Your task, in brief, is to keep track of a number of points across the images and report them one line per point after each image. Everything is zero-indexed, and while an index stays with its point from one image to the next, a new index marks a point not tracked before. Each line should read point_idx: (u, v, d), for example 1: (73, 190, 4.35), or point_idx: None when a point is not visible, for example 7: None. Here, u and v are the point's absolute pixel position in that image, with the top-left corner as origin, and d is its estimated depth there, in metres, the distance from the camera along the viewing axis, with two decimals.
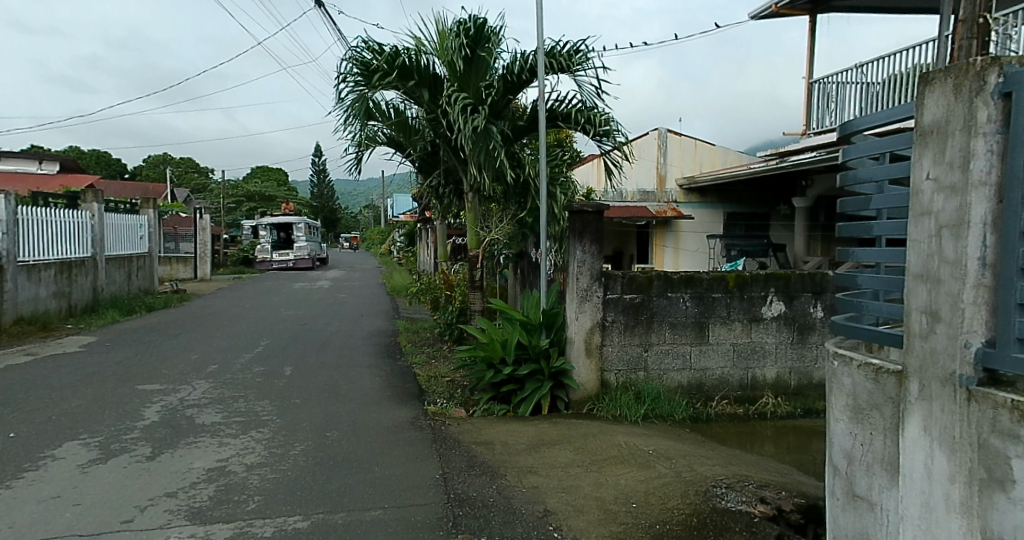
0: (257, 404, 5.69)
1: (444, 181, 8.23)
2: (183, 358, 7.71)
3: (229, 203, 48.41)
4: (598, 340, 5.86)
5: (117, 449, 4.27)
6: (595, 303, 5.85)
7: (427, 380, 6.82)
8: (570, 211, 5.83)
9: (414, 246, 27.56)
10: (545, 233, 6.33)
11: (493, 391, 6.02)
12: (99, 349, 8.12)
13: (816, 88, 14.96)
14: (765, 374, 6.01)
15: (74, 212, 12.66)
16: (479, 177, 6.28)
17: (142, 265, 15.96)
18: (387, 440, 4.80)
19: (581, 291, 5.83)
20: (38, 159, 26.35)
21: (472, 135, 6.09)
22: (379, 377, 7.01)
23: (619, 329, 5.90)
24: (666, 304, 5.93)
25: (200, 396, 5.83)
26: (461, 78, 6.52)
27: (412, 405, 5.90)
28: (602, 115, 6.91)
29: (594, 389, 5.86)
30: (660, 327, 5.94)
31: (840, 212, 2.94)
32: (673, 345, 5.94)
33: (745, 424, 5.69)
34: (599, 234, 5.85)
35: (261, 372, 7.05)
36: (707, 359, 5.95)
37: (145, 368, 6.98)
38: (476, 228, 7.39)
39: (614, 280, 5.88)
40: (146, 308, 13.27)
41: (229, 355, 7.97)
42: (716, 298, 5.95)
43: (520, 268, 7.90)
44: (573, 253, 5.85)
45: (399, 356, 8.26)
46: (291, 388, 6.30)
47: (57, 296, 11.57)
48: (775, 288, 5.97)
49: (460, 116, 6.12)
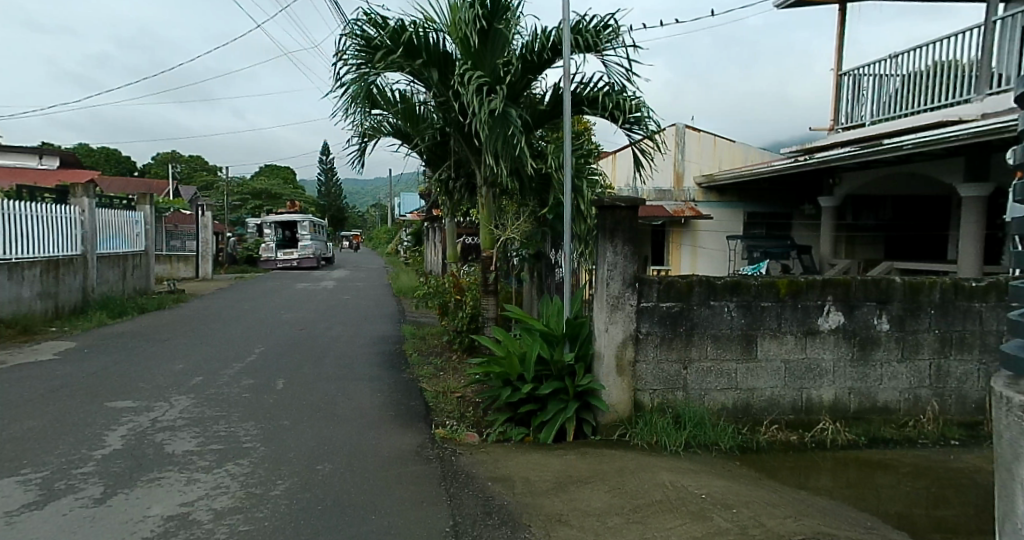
0: (239, 426, 4.97)
1: (455, 174, 7.55)
2: (168, 368, 7.03)
3: (234, 200, 47.83)
4: (630, 355, 5.14)
5: (61, 489, 3.57)
6: (628, 312, 5.14)
7: (435, 397, 6.13)
8: (599, 207, 5.14)
9: (421, 245, 26.84)
10: (569, 231, 5.55)
11: (510, 411, 5.35)
12: (77, 357, 7.44)
13: (845, 80, 14.16)
14: (822, 395, 5.19)
15: (63, 207, 12.02)
16: (496, 169, 5.50)
17: (137, 264, 15.32)
18: (387, 475, 4.07)
19: (612, 299, 5.11)
20: (38, 155, 25.69)
21: (488, 120, 5.31)
22: (382, 392, 6.29)
23: (654, 343, 5.17)
24: (707, 313, 5.19)
25: (175, 417, 5.12)
26: (475, 55, 5.76)
27: (417, 428, 5.19)
28: (632, 100, 6.16)
29: (627, 413, 5.12)
30: (701, 340, 5.19)
31: (1007, 201, 2.16)
32: (716, 361, 5.19)
33: (801, 454, 4.88)
34: (633, 232, 5.13)
35: (249, 386, 6.34)
36: (755, 379, 5.18)
37: (122, 380, 6.30)
38: (489, 227, 6.74)
39: (650, 286, 5.15)
40: (139, 310, 12.61)
41: (219, 365, 7.27)
42: (765, 308, 5.18)
43: (538, 270, 7.16)
44: (603, 255, 5.14)
45: (404, 368, 7.51)
46: (280, 407, 5.58)
47: (42, 297, 10.92)
48: (834, 295, 5.17)
49: (474, 97, 5.34)
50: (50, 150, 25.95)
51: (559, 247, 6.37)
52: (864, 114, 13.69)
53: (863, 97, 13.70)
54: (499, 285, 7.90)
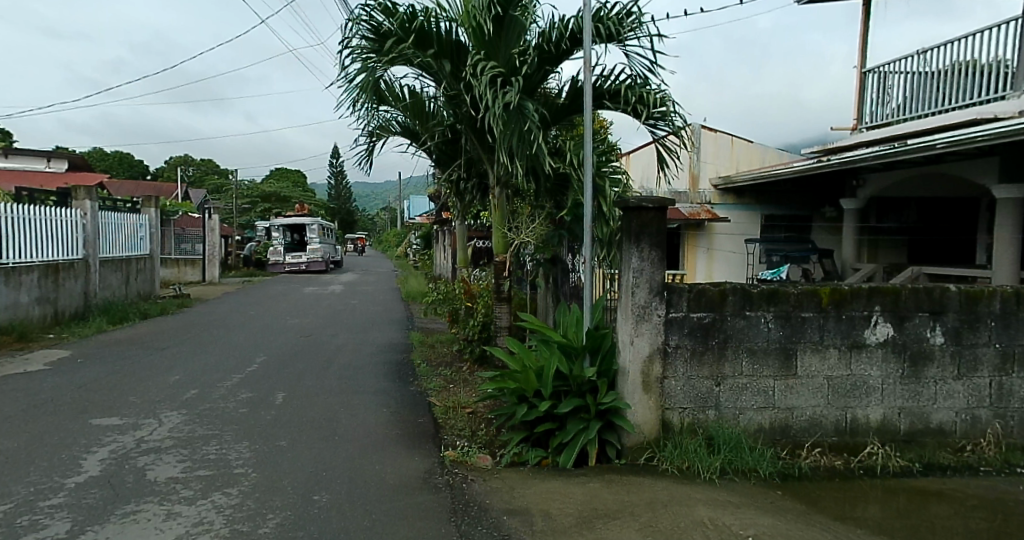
0: (231, 448, 4.57)
1: (465, 174, 7.16)
2: (163, 379, 6.66)
3: (243, 204, 47.67)
4: (658, 370, 4.70)
5: (23, 527, 3.17)
6: (655, 323, 4.71)
7: (444, 413, 5.73)
8: (625, 208, 4.73)
9: (430, 248, 26.46)
10: (590, 236, 5.11)
11: (526, 431, 4.95)
12: (69, 368, 7.09)
13: (869, 77, 13.68)
14: (869, 415, 4.72)
15: (63, 209, 11.65)
16: (511, 168, 5.07)
17: (141, 268, 15.02)
18: (391, 508, 3.65)
19: (638, 309, 4.69)
20: (45, 158, 25.45)
21: (502, 114, 4.88)
22: (387, 407, 5.90)
23: (683, 357, 4.73)
24: (742, 325, 4.74)
25: (163, 437, 4.72)
26: (489, 45, 5.33)
27: (425, 450, 4.78)
28: (657, 93, 5.74)
29: (654, 435, 4.68)
30: (734, 355, 4.74)
31: None
32: (751, 377, 4.74)
33: (850, 482, 4.39)
34: (660, 236, 4.71)
35: (247, 400, 5.95)
36: (795, 397, 4.71)
37: (112, 393, 5.92)
38: (502, 230, 6.41)
39: (679, 294, 4.72)
40: (141, 315, 12.29)
41: (217, 376, 6.89)
42: (806, 319, 4.71)
43: (554, 275, 6.74)
44: (629, 261, 4.73)
45: (411, 379, 7.11)
46: (278, 425, 5.18)
47: (41, 303, 10.59)
48: (882, 305, 4.71)
49: (488, 90, 4.92)
50: (57, 152, 25.73)
51: (578, 252, 5.94)
52: (890, 112, 13.20)
53: (889, 94, 13.21)
54: (512, 291, 7.49)
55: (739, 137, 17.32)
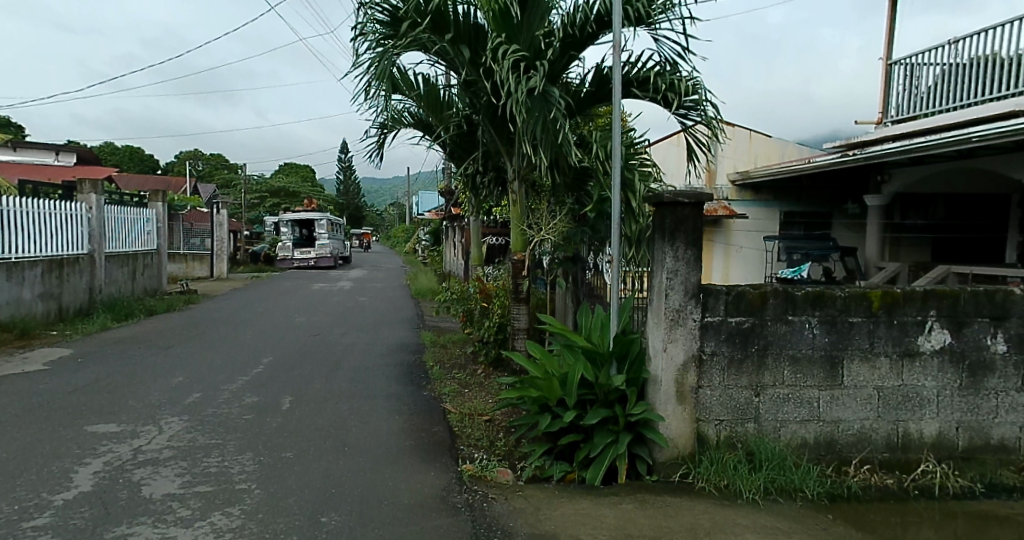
0: (233, 460, 4.26)
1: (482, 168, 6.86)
2: (165, 381, 6.36)
3: (252, 199, 47.45)
4: (693, 379, 4.36)
5: None
6: (690, 328, 4.37)
7: (460, 420, 5.43)
8: (658, 203, 4.39)
9: (440, 244, 26.12)
10: (617, 232, 4.77)
11: (549, 443, 4.64)
12: (68, 368, 6.81)
13: (896, 69, 13.23)
14: (923, 430, 4.35)
15: (66, 203, 11.33)
16: (534, 159, 4.74)
17: (148, 263, 14.77)
18: (406, 532, 3.33)
19: (672, 313, 4.36)
20: (54, 151, 25.27)
21: (525, 101, 4.55)
22: (400, 414, 5.59)
23: (719, 365, 4.38)
24: (784, 330, 4.38)
25: (162, 447, 4.42)
26: (511, 27, 4.98)
27: (441, 463, 4.47)
28: (688, 80, 5.39)
29: (688, 449, 4.34)
30: (776, 363, 4.38)
31: None
32: (794, 387, 4.37)
33: (903, 503, 4.03)
34: (696, 234, 4.37)
35: (252, 405, 5.65)
36: (842, 409, 4.35)
37: (112, 397, 5.63)
38: (521, 227, 6.06)
39: (716, 297, 4.38)
40: (147, 312, 12.02)
41: (222, 378, 6.60)
42: (854, 324, 4.35)
43: (575, 274, 6.43)
44: (662, 261, 4.41)
45: (424, 383, 6.81)
46: (285, 434, 4.88)
47: (44, 299, 10.33)
48: (938, 310, 4.33)
49: (510, 75, 4.59)
50: (66, 145, 25.55)
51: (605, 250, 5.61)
52: (918, 105, 12.75)
53: (917, 87, 12.76)
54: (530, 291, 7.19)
55: (758, 132, 16.91)
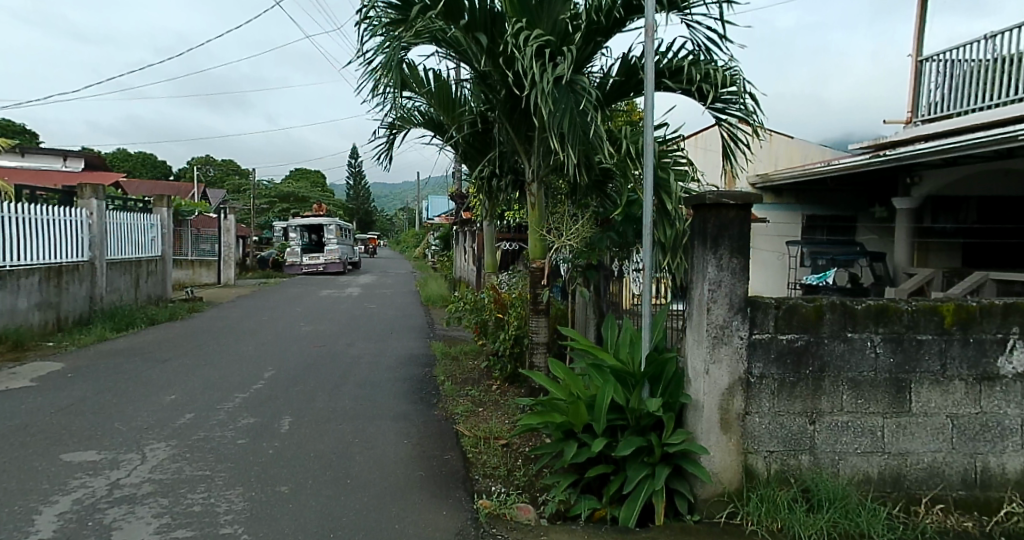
0: (220, 496, 3.79)
1: (498, 170, 6.40)
2: (158, 400, 5.93)
3: (261, 204, 47.22)
4: (739, 405, 3.85)
5: None
6: (736, 348, 3.87)
7: (474, 445, 4.96)
8: (700, 205, 3.90)
9: (450, 250, 25.68)
10: (648, 240, 4.28)
11: (576, 474, 4.15)
12: (57, 384, 6.39)
13: (926, 67, 12.66)
14: (1005, 464, 3.84)
15: (65, 209, 10.94)
16: (561, 156, 4.29)
17: (152, 270, 14.40)
18: None
19: (715, 329, 3.86)
20: (62, 156, 24.99)
21: (551, 91, 4.12)
22: (408, 439, 5.13)
23: (768, 389, 3.87)
24: (843, 349, 3.86)
25: (144, 480, 3.97)
26: (531, 11, 4.52)
27: (454, 499, 3.99)
28: (725, 70, 4.92)
29: (735, 485, 3.83)
30: (834, 387, 3.86)
31: None
32: (854, 414, 3.85)
33: None
34: (742, 241, 3.87)
35: (249, 427, 5.20)
36: (911, 440, 3.82)
37: (97, 418, 5.20)
38: (540, 231, 5.72)
39: (764, 311, 3.88)
40: (149, 321, 11.63)
41: (218, 397, 6.14)
42: (922, 343, 3.81)
43: (599, 283, 5.95)
44: (703, 271, 3.91)
45: (435, 400, 6.36)
46: (280, 464, 4.42)
47: (42, 308, 9.94)
48: (1019, 325, 3.83)
49: (534, 63, 4.16)
50: (74, 151, 25.33)
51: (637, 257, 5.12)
52: (950, 104, 12.17)
53: (948, 84, 12.19)
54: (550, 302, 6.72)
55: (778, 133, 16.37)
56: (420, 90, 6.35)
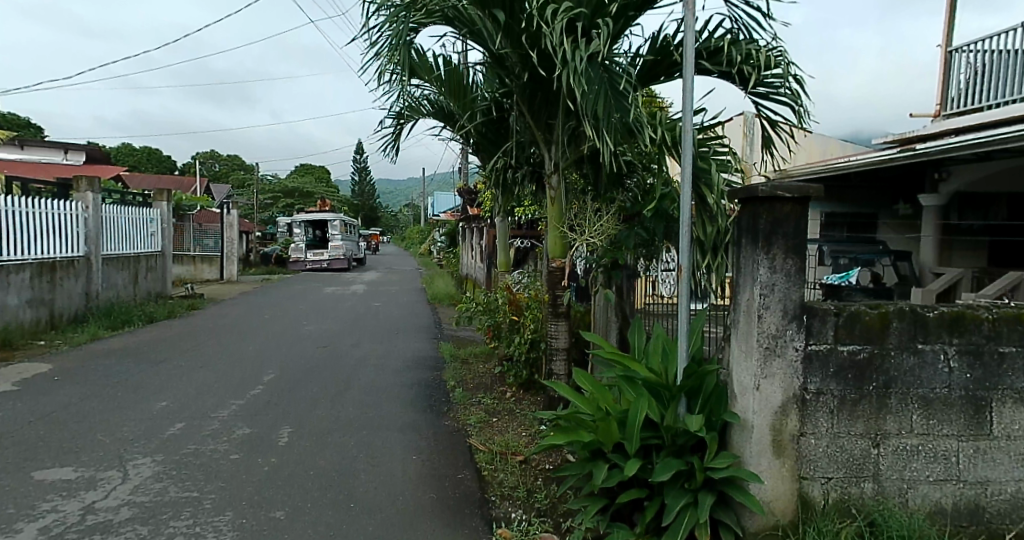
0: (207, 523, 3.36)
1: (514, 163, 5.94)
2: (148, 407, 5.51)
3: (266, 199, 46.83)
4: (794, 426, 3.40)
5: None
6: (790, 361, 3.41)
7: (490, 462, 4.53)
8: (751, 198, 3.43)
9: (456, 247, 25.21)
10: (687, 240, 3.81)
11: (606, 500, 3.72)
12: (41, 388, 5.97)
13: (956, 58, 12.14)
14: None
15: (60, 202, 10.57)
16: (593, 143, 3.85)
17: (151, 266, 14.01)
18: None
19: (767, 340, 3.41)
20: (63, 150, 24.65)
21: (584, 71, 3.82)
22: (417, 453, 4.71)
23: (827, 408, 3.42)
24: (912, 363, 3.41)
25: (122, 503, 3.54)
26: None
27: (470, 528, 3.55)
28: (770, 51, 4.45)
29: (790, 517, 3.41)
30: (901, 406, 3.41)
31: None
32: (925, 437, 3.41)
33: None
34: (798, 239, 3.41)
35: (243, 439, 4.78)
36: (991, 467, 3.41)
37: (79, 428, 4.78)
38: (561, 228, 5.30)
39: (823, 319, 3.42)
40: (146, 319, 11.23)
41: (212, 403, 5.72)
42: (1004, 356, 3.39)
43: (623, 284, 5.52)
44: (753, 273, 3.46)
45: (445, 409, 5.94)
46: (276, 483, 3.98)
47: (34, 305, 9.55)
48: None
49: (564, 40, 3.80)
50: (76, 145, 25.02)
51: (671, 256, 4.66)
52: (979, 97, 11.64)
53: (978, 76, 11.67)
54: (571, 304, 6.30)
55: None
56: (430, 78, 5.95)
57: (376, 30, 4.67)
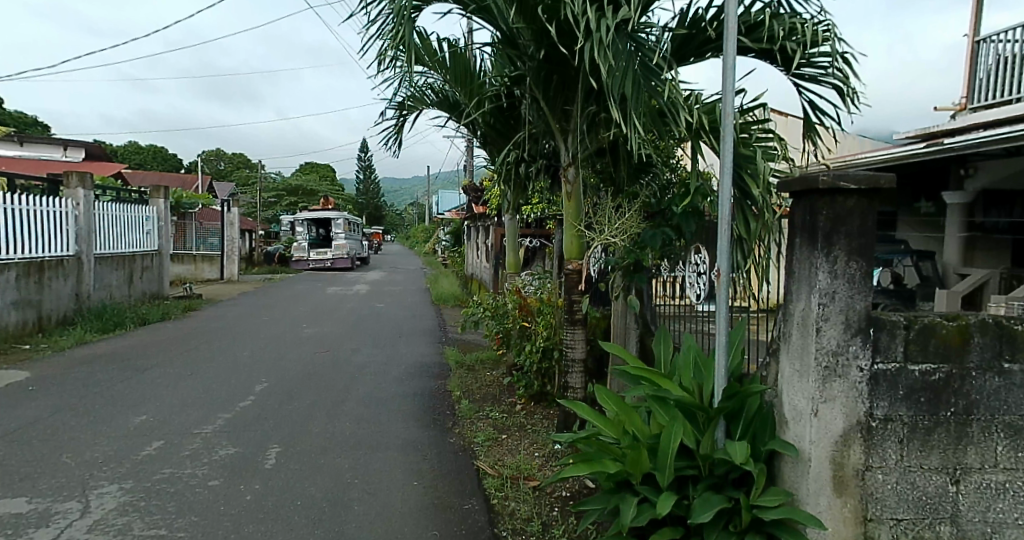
0: None
1: (527, 156, 5.46)
2: (126, 422, 5.04)
3: (269, 197, 46.43)
4: (858, 458, 2.90)
5: None
6: (853, 382, 2.91)
7: (500, 489, 4.04)
8: (809, 190, 2.94)
9: (462, 245, 24.70)
10: (727, 240, 3.34)
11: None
12: (12, 399, 5.52)
13: (983, 48, 11.59)
14: None
15: (50, 199, 10.15)
16: (621, 127, 3.40)
17: (147, 266, 13.58)
18: None
19: (828, 358, 2.91)
20: (62, 146, 24.28)
21: (611, 44, 3.35)
22: (418, 478, 4.22)
23: (897, 438, 2.90)
24: (997, 385, 2.91)
25: None
26: None
27: None
28: (817, 25, 3.98)
29: None
30: (984, 435, 2.91)
31: None
32: (1012, 472, 2.91)
33: None
34: (863, 239, 2.91)
35: (225, 461, 4.30)
36: None
37: (45, 449, 4.31)
38: (577, 227, 4.83)
39: (893, 333, 2.91)
40: (139, 321, 10.78)
41: (196, 418, 5.25)
42: None
43: (643, 289, 5.03)
44: (810, 279, 2.96)
45: (450, 423, 5.46)
46: (255, 517, 3.50)
47: (19, 307, 9.10)
48: None
49: (588, 7, 3.35)
50: (75, 141, 24.65)
51: (705, 257, 4.18)
52: (1008, 89, 10.97)
53: (1007, 67, 11.04)
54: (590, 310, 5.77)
55: None
56: (433, 64, 5.48)
57: (374, 7, 4.21)
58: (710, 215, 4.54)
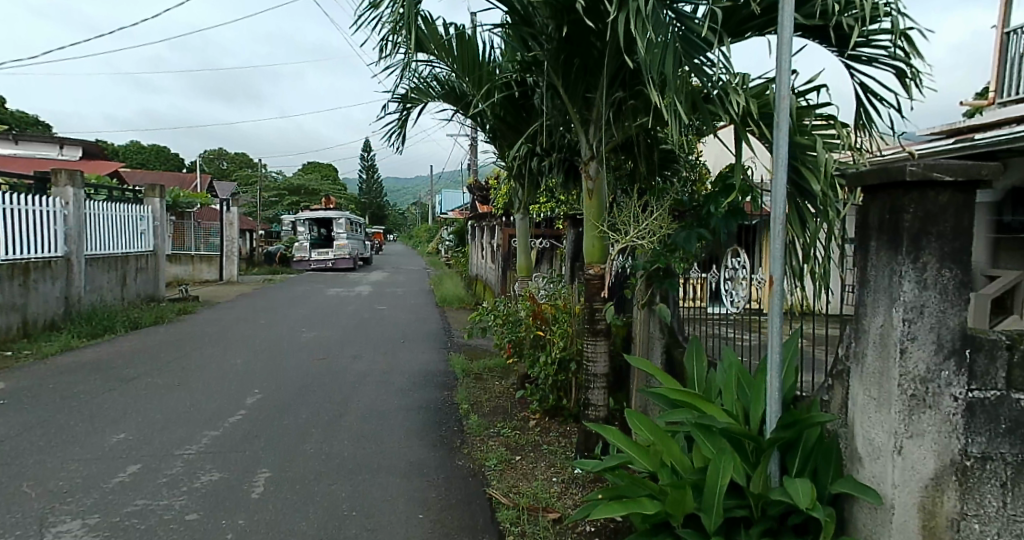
0: None
1: (542, 150, 4.97)
2: (101, 442, 4.58)
3: (270, 197, 46.01)
4: (952, 505, 2.43)
5: None
6: (945, 414, 2.43)
7: (517, 522, 3.57)
8: (893, 183, 2.45)
9: (466, 245, 24.19)
10: (782, 242, 2.90)
11: None
12: None
13: (1013, 39, 11.06)
14: None
15: (36, 197, 9.70)
16: (662, 112, 2.92)
17: (142, 267, 13.14)
18: None
19: (915, 385, 2.43)
20: (58, 144, 23.92)
21: (650, 13, 2.85)
22: (424, 511, 3.74)
23: (998, 481, 2.41)
24: None
25: None
26: None
27: None
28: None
29: None
30: None
31: None
32: None
33: None
34: (958, 242, 2.42)
35: (206, 490, 3.83)
36: None
37: (6, 475, 3.85)
38: (599, 227, 4.34)
39: (994, 356, 2.42)
40: (130, 325, 10.33)
41: (180, 437, 4.79)
42: None
43: (672, 295, 4.55)
44: (892, 290, 2.48)
45: (458, 442, 4.98)
46: None
47: (3, 311, 8.65)
48: None
49: None
50: (71, 139, 24.28)
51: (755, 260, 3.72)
52: None
53: None
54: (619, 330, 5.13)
55: None
56: (439, 51, 5.02)
57: None
58: (750, 213, 4.08)
